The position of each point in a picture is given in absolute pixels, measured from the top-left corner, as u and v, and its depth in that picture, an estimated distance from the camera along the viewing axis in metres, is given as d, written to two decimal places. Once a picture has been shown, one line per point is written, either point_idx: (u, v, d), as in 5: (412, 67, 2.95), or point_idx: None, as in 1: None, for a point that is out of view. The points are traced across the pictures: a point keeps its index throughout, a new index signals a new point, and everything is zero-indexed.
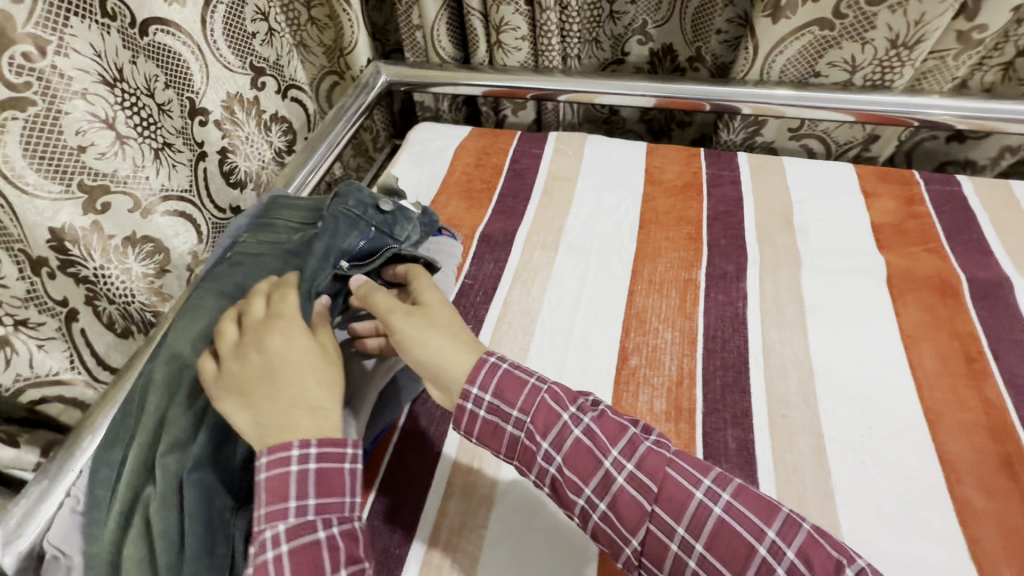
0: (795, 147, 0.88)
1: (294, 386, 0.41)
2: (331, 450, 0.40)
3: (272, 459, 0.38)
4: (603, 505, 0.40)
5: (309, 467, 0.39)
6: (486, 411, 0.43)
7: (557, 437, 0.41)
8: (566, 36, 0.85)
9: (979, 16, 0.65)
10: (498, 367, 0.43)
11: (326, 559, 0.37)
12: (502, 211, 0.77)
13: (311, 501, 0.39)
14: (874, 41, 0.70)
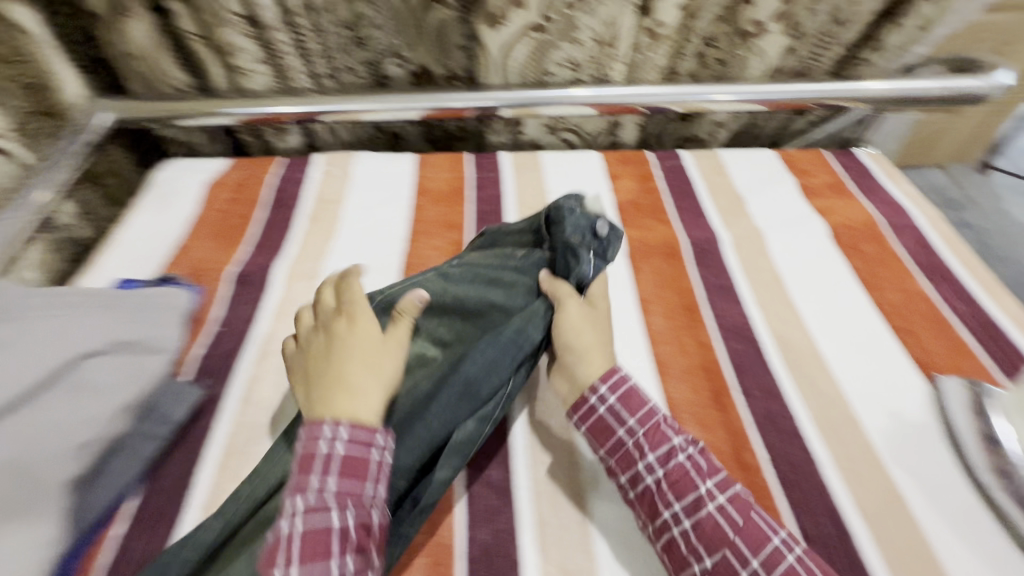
0: (558, 143, 0.95)
1: (356, 349, 0.47)
2: (361, 435, 0.42)
3: (351, 437, 0.42)
4: (687, 521, 0.43)
5: (337, 451, 0.41)
6: (607, 409, 0.49)
7: (665, 454, 0.46)
8: (307, 54, 0.82)
9: (655, 14, 0.75)
10: (626, 379, 0.50)
11: (334, 543, 0.38)
12: (261, 246, 0.72)
13: (329, 484, 0.40)
14: (583, 40, 0.77)
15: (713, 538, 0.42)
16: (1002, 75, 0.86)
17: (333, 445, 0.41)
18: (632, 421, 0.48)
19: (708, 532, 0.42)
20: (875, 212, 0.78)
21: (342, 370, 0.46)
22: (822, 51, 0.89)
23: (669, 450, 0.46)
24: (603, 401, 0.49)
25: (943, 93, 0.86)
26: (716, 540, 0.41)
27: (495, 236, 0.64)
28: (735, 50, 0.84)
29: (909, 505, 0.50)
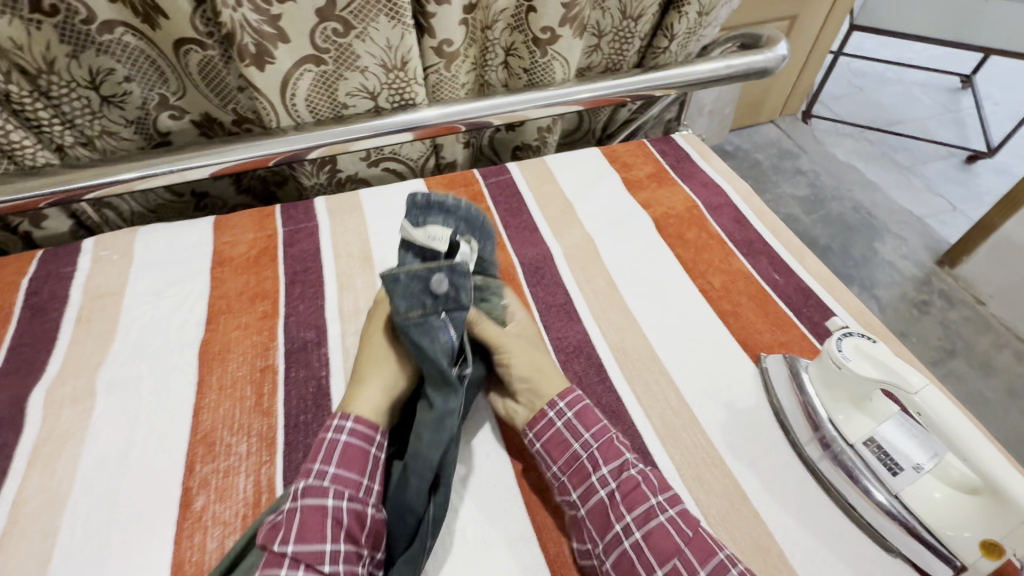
0: (381, 173, 0.88)
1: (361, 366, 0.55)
2: (361, 431, 0.50)
3: (354, 427, 0.50)
4: (637, 533, 0.46)
5: (336, 443, 0.48)
6: (563, 424, 0.52)
7: (618, 466, 0.49)
8: (40, 128, 0.69)
9: (437, 33, 0.70)
10: (581, 398, 0.54)
11: (329, 524, 0.44)
12: (10, 372, 0.58)
13: (331, 470, 0.47)
14: (369, 68, 0.71)
15: (662, 546, 0.45)
16: (781, 47, 0.92)
17: (338, 433, 0.49)
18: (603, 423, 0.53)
19: (654, 542, 0.45)
20: (695, 197, 0.80)
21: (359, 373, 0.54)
22: (623, 45, 0.90)
23: (623, 463, 0.49)
24: (561, 415, 0.53)
25: (733, 72, 0.91)
26: (665, 551, 0.45)
27: (429, 202, 0.60)
28: (535, 58, 0.81)
29: (751, 501, 0.50)
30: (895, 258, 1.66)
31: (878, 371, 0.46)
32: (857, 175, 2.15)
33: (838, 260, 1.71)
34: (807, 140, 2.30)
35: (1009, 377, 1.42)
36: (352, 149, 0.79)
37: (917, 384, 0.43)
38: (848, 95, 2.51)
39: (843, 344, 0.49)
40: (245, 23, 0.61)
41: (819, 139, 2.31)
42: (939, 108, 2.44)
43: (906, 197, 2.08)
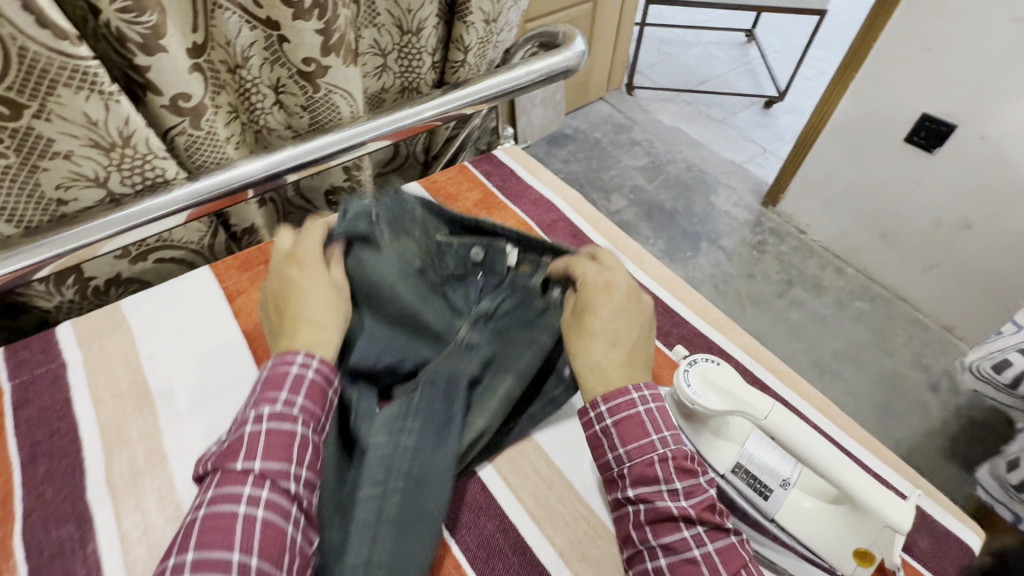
0: (154, 266, 0.71)
1: (305, 305, 0.49)
2: (326, 371, 0.45)
3: (309, 374, 0.44)
4: (662, 562, 0.40)
5: (293, 395, 0.43)
6: (602, 428, 0.44)
7: (647, 492, 0.42)
8: None
9: (163, 89, 0.56)
10: (636, 406, 0.44)
11: (296, 452, 0.41)
12: None
13: (298, 401, 0.43)
14: (75, 152, 0.54)
15: None
16: (578, 43, 0.90)
17: (304, 369, 0.44)
18: (667, 432, 0.43)
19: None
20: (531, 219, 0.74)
21: (297, 310, 0.49)
22: (415, 62, 0.81)
23: (659, 492, 0.41)
24: (598, 419, 0.45)
25: (536, 77, 0.87)
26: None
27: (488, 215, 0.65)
28: (310, 94, 0.69)
29: None
30: (729, 207, 1.80)
31: (726, 401, 0.43)
32: (683, 135, 2.32)
33: (684, 219, 1.83)
34: (635, 110, 2.44)
35: (837, 293, 1.59)
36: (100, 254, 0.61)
37: (764, 408, 0.41)
38: (661, 62, 2.70)
39: (690, 375, 0.46)
40: None
41: (645, 107, 2.46)
42: (735, 62, 2.72)
43: (726, 147, 2.29)
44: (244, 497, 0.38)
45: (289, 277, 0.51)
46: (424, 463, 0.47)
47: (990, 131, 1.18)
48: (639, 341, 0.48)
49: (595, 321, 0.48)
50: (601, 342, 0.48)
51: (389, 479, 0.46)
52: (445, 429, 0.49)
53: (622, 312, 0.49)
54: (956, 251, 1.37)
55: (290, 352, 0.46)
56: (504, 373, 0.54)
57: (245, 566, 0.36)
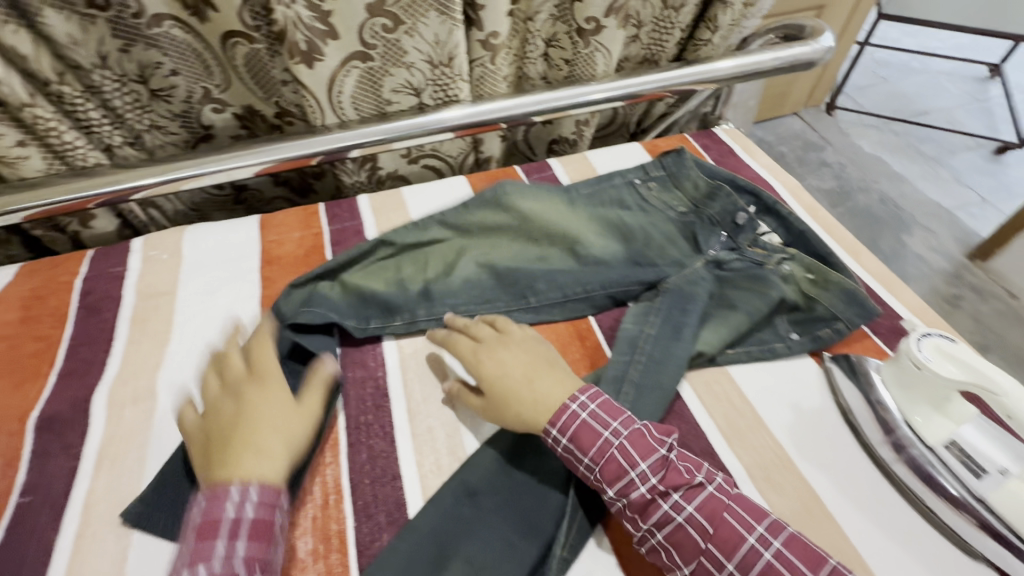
0: (420, 171, 0.88)
1: (506, 374, 0.52)
2: (266, 501, 0.44)
3: (205, 531, 0.41)
4: (661, 534, 0.44)
5: (245, 522, 0.42)
6: (563, 449, 0.48)
7: (624, 488, 0.45)
8: (90, 129, 0.69)
9: (485, 25, 0.69)
10: (577, 415, 0.48)
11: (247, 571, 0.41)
12: (72, 371, 0.59)
13: (241, 551, 0.41)
14: (415, 64, 0.70)
15: (685, 546, 0.44)
16: (826, 37, 0.90)
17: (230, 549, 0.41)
18: (616, 424, 0.47)
19: (676, 542, 0.44)
20: (749, 180, 0.77)
21: (252, 434, 0.47)
22: (664, 36, 0.88)
23: (630, 482, 0.45)
24: (557, 443, 0.48)
25: (780, 63, 0.89)
26: (688, 549, 0.44)
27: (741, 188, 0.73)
28: (578, 49, 0.81)
29: (824, 503, 0.49)
30: (925, 251, 1.62)
31: (964, 373, 0.45)
32: (883, 167, 2.11)
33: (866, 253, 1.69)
34: (832, 131, 2.27)
35: None
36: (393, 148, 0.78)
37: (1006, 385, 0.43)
38: (873, 85, 2.47)
39: (923, 344, 0.48)
40: (297, 20, 0.60)
41: (844, 130, 2.27)
42: (968, 98, 2.38)
43: (934, 189, 2.04)
44: (229, 498, 0.43)
45: (243, 396, 0.50)
46: (660, 347, 0.57)
47: None
48: (534, 378, 0.51)
49: (500, 381, 0.52)
50: (512, 393, 0.51)
51: (633, 353, 0.57)
52: (681, 333, 0.58)
53: (512, 357, 0.53)
54: None
55: (228, 482, 0.44)
56: (734, 307, 0.61)
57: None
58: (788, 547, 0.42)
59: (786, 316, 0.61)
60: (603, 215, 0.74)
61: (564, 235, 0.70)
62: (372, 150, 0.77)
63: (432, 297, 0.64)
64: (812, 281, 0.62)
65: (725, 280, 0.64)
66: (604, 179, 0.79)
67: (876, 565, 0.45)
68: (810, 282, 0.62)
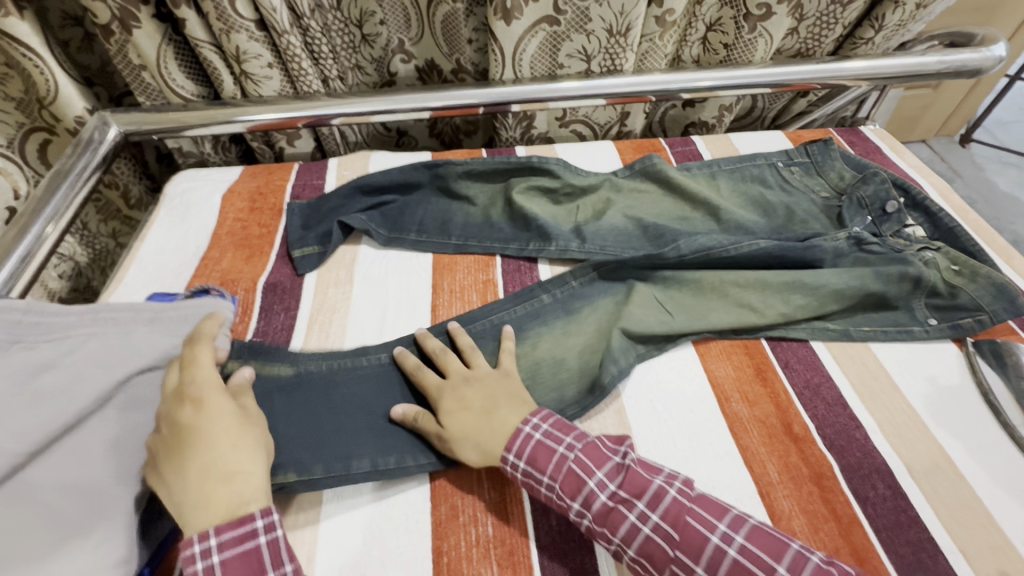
0: (567, 134, 0.96)
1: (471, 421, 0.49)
2: (229, 538, 0.39)
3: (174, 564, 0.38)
4: (632, 550, 0.43)
5: (211, 556, 0.38)
6: (522, 474, 0.47)
7: (585, 499, 0.44)
8: (318, 61, 0.82)
9: (665, 2, 0.76)
10: (531, 437, 0.48)
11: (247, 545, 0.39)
12: (286, 255, 0.71)
13: (211, 540, 0.38)
14: (595, 32, 0.78)
15: (654, 557, 0.42)
16: (998, 47, 0.89)
17: (207, 555, 0.38)
18: (569, 438, 0.48)
19: (647, 554, 0.42)
20: (899, 176, 0.78)
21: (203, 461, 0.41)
22: (824, 31, 0.91)
23: (590, 491, 0.44)
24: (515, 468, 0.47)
25: (944, 68, 0.89)
26: (659, 560, 0.42)
27: (892, 179, 0.74)
28: (741, 34, 0.85)
29: (957, 464, 0.51)
30: None
31: None
32: (1020, 208, 1.95)
33: None
34: (964, 164, 2.13)
35: None
36: (547, 108, 0.86)
37: None
38: (1019, 122, 2.28)
39: None
40: None
41: (979, 164, 2.12)
42: None
43: None
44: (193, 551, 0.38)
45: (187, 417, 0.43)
46: (804, 307, 0.61)
47: None
48: (492, 410, 0.50)
49: (456, 411, 0.50)
50: (469, 427, 0.49)
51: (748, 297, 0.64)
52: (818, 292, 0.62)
53: (475, 392, 0.51)
54: None
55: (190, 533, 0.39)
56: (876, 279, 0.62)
57: (206, 549, 0.38)
58: (751, 541, 0.40)
59: (924, 299, 0.63)
60: (745, 190, 0.79)
61: (708, 202, 0.75)
62: (530, 107, 0.86)
63: (584, 236, 0.71)
64: (955, 272, 0.63)
65: (860, 256, 0.67)
66: (748, 158, 0.84)
67: (1007, 526, 0.47)
68: (954, 272, 0.63)
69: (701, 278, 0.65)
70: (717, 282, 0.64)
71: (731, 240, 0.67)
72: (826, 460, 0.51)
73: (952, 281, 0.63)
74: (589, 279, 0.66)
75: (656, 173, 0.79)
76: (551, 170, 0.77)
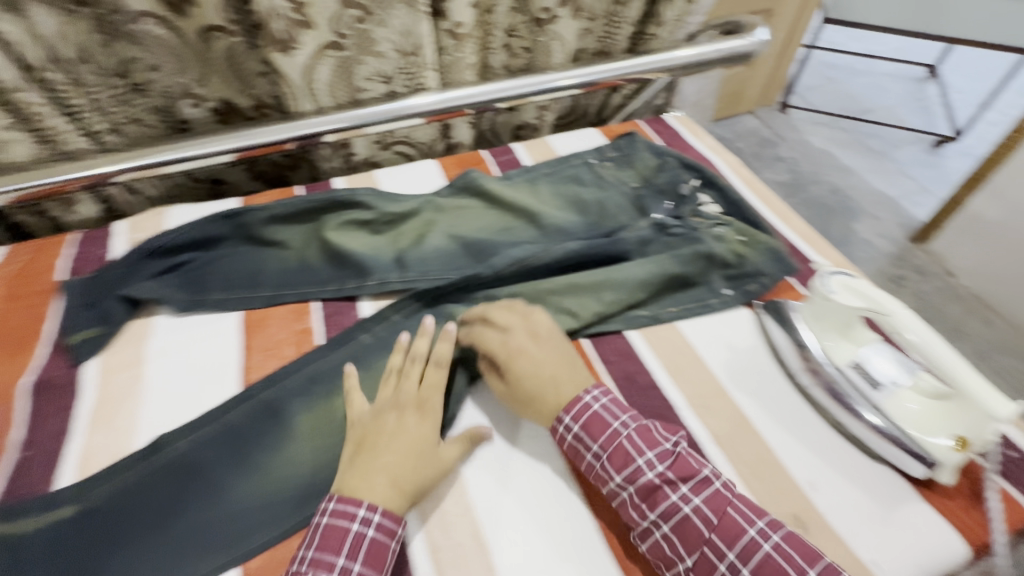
0: (391, 156, 0.94)
1: (534, 393, 0.54)
2: (386, 525, 0.46)
3: (337, 509, 0.46)
4: (666, 526, 0.46)
5: (365, 530, 0.45)
6: (572, 437, 0.51)
7: (630, 474, 0.48)
8: (77, 115, 0.73)
9: (450, 17, 0.76)
10: (589, 406, 0.51)
11: (349, 547, 0.45)
12: (60, 343, 0.61)
13: (375, 516, 0.46)
14: (386, 53, 0.76)
15: (688, 536, 0.45)
16: (760, 31, 1.01)
17: (365, 527, 0.45)
18: (624, 417, 0.51)
19: (681, 532, 0.46)
20: (694, 159, 0.84)
21: (371, 458, 0.49)
22: (615, 29, 0.97)
23: (674, 448, 0.50)
24: (567, 431, 0.52)
25: (719, 55, 0.99)
26: (692, 539, 0.45)
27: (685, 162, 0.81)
28: (535, 38, 0.90)
29: (752, 422, 0.56)
30: (871, 236, 1.77)
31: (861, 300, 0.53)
32: (832, 160, 2.24)
33: None
34: (785, 128, 2.41)
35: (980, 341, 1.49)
36: (365, 133, 0.84)
37: (892, 307, 0.51)
38: (822, 85, 2.62)
39: (831, 282, 0.55)
40: (276, 10, 0.65)
41: (796, 126, 2.41)
42: (909, 96, 2.56)
43: (880, 180, 2.17)
44: (355, 515, 0.46)
45: (425, 405, 0.54)
46: (615, 299, 0.64)
47: None
48: (551, 386, 0.54)
49: (528, 381, 0.55)
50: (541, 391, 0.54)
51: None
52: (625, 282, 0.65)
53: (545, 360, 0.55)
54: None
55: (358, 496, 0.47)
56: (678, 262, 0.67)
57: (365, 519, 0.46)
58: (787, 542, 0.44)
59: (720, 273, 0.68)
60: (564, 191, 0.82)
61: (528, 209, 0.77)
62: (345, 135, 0.83)
63: (406, 264, 0.70)
64: (743, 243, 0.70)
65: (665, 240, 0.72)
66: (565, 159, 0.87)
67: (794, 470, 0.52)
68: (742, 243, 0.70)
69: (520, 288, 0.65)
70: (535, 291, 0.64)
71: (546, 246, 0.69)
72: None
73: (740, 250, 0.69)
74: (414, 311, 0.65)
75: (476, 188, 0.80)
76: (363, 201, 0.74)
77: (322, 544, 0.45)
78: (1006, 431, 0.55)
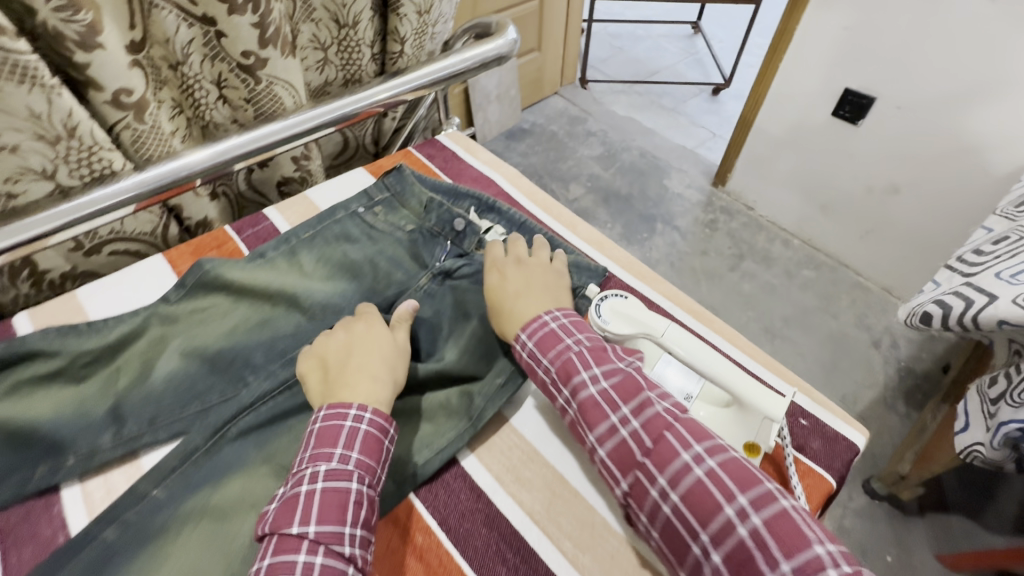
0: (109, 259, 0.74)
1: (510, 295, 0.56)
2: (378, 422, 0.48)
3: (330, 414, 0.47)
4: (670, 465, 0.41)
5: (358, 426, 0.47)
6: (576, 354, 0.49)
7: (636, 406, 0.45)
8: None
9: (104, 85, 0.58)
10: (570, 348, 0.49)
11: (352, 446, 0.46)
12: None
13: (366, 416, 0.47)
14: (21, 145, 0.57)
15: (697, 479, 0.40)
16: (510, 30, 0.94)
17: (358, 424, 0.47)
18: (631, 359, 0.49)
19: (688, 473, 0.40)
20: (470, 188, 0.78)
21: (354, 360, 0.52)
22: (354, 55, 0.86)
23: (609, 427, 0.45)
24: (573, 347, 0.50)
25: (469, 64, 0.90)
26: (699, 482, 0.40)
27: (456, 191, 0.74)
28: (251, 87, 0.73)
29: (568, 481, 0.51)
30: (681, 189, 1.90)
31: (631, 325, 0.52)
32: (636, 125, 2.39)
33: (639, 202, 1.90)
34: (589, 102, 2.51)
35: (785, 263, 1.67)
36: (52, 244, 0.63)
37: (661, 327, 0.50)
38: (612, 56, 2.79)
39: (602, 308, 0.54)
40: None
41: (599, 99, 2.53)
42: (684, 53, 2.81)
43: (678, 134, 2.36)
44: (349, 413, 0.47)
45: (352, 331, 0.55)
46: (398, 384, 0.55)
47: (904, 101, 1.28)
48: (523, 294, 0.56)
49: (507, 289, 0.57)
50: (507, 297, 0.56)
51: None
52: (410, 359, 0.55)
53: (525, 278, 0.58)
54: (886, 215, 1.46)
55: (342, 402, 0.48)
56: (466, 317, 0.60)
57: (358, 418, 0.47)
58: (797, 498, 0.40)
59: None
60: (329, 255, 0.70)
61: (283, 291, 0.63)
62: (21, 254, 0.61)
63: (123, 417, 0.53)
64: None
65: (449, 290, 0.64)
66: (330, 213, 0.74)
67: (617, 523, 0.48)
68: None
69: None
70: None
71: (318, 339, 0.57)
72: (453, 563, 0.46)
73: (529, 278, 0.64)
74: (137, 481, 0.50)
75: (213, 281, 0.64)
76: (40, 349, 0.55)
77: (318, 445, 0.46)
78: (793, 399, 0.56)
